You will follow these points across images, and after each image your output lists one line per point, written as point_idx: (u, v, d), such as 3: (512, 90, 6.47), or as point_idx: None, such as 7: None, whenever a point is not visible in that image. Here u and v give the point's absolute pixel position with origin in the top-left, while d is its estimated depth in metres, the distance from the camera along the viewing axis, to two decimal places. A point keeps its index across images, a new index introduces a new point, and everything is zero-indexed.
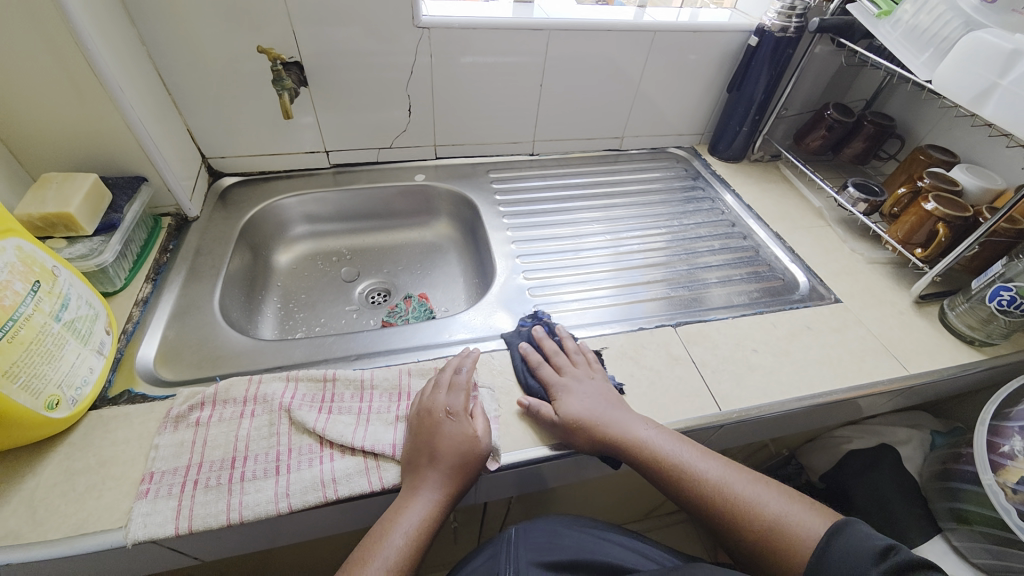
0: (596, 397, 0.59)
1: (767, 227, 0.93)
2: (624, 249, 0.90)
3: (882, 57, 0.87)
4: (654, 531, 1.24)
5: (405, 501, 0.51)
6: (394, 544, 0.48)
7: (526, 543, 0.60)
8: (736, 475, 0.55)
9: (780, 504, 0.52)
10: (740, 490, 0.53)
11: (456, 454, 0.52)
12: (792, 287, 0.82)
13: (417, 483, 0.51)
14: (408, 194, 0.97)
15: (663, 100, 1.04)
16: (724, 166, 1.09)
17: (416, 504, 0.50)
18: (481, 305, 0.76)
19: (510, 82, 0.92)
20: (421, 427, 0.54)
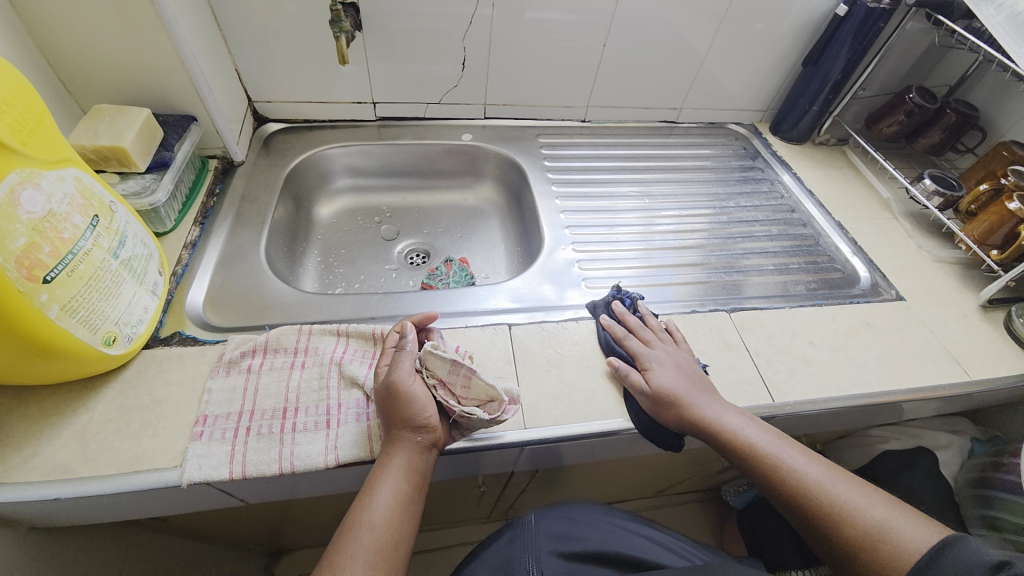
0: (676, 369, 0.58)
1: (828, 215, 0.88)
2: (665, 229, 0.86)
3: (984, 38, 0.79)
4: (666, 510, 1.25)
5: (383, 463, 0.48)
6: (382, 498, 0.46)
7: (547, 529, 0.60)
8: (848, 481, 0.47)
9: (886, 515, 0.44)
10: (839, 493, 0.47)
11: (389, 398, 0.49)
12: (851, 281, 0.79)
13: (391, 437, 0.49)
14: (454, 153, 0.94)
15: (729, 71, 0.97)
16: (786, 147, 1.03)
17: (390, 464, 0.47)
18: (527, 274, 0.74)
19: (571, 40, 0.87)
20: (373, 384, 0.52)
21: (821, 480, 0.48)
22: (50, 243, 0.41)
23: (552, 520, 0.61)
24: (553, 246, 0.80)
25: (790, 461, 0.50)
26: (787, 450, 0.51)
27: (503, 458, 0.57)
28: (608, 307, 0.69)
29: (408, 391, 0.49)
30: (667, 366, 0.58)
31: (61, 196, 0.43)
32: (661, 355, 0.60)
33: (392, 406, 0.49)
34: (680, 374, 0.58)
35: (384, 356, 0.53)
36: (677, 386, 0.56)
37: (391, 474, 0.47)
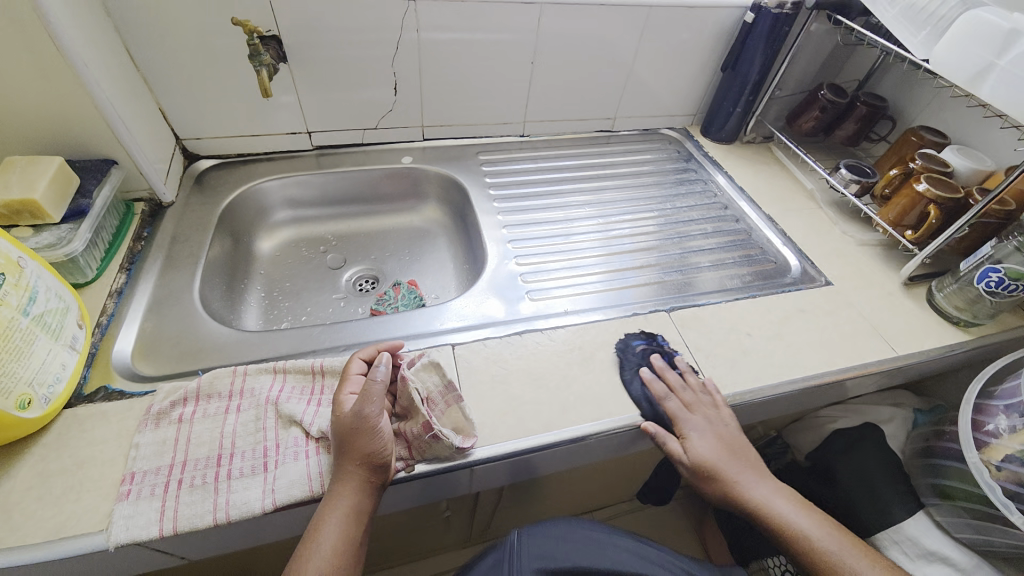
0: (717, 440, 0.59)
1: (760, 210, 0.93)
2: (616, 233, 0.88)
3: (879, 36, 0.85)
4: (643, 511, 1.26)
5: (337, 486, 0.47)
6: (332, 527, 0.46)
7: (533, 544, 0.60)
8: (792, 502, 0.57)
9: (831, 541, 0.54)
10: (817, 539, 0.54)
11: (357, 436, 0.48)
12: (784, 271, 0.82)
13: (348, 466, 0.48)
14: (395, 177, 0.94)
15: (656, 79, 1.01)
16: (716, 148, 1.08)
17: (343, 492, 0.47)
18: (472, 292, 0.74)
19: (499, 59, 0.89)
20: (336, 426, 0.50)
21: (815, 536, 0.54)
22: None
23: (536, 535, 0.61)
24: (502, 260, 0.81)
25: (793, 516, 0.56)
26: (790, 508, 0.56)
27: (455, 482, 0.57)
28: (558, 316, 0.70)
29: (374, 424, 0.48)
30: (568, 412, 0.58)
31: None
32: (704, 419, 0.59)
33: (352, 442, 0.48)
34: (717, 445, 0.58)
35: (352, 386, 0.53)
36: (718, 460, 0.58)
37: (345, 502, 0.46)
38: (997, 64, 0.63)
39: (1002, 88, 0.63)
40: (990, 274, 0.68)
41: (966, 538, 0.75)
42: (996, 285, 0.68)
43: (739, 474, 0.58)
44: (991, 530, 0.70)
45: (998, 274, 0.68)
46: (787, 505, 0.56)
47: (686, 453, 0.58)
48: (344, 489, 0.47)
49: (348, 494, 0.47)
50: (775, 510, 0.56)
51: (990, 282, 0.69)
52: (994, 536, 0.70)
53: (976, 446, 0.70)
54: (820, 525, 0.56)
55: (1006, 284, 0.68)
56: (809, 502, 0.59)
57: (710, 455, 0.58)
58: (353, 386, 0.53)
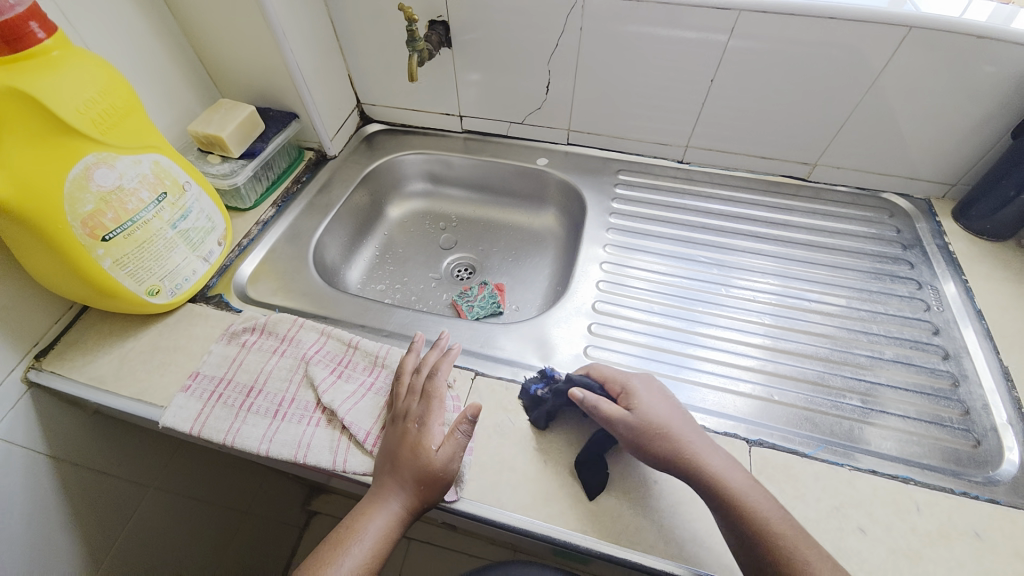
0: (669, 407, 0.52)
1: (994, 355, 0.61)
2: (767, 317, 0.69)
3: None
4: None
5: (367, 511, 0.48)
6: (353, 554, 0.46)
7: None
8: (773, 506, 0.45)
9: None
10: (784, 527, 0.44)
11: (435, 476, 0.47)
12: (989, 462, 0.53)
13: (381, 491, 0.48)
14: (525, 175, 0.91)
15: (894, 129, 0.73)
16: (966, 240, 0.74)
17: (371, 522, 0.47)
18: (534, 322, 0.68)
19: (671, 70, 0.76)
20: (391, 428, 0.51)
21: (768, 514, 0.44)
22: (113, 211, 0.53)
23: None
24: (604, 307, 0.70)
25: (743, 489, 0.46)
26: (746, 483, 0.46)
27: None
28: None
29: (451, 476, 0.48)
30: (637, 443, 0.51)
31: (133, 175, 0.55)
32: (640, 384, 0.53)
33: (422, 475, 0.47)
34: (664, 404, 0.52)
35: (438, 416, 0.51)
36: (665, 421, 0.49)
37: (379, 518, 0.47)
38: None
39: None
40: None
41: None
42: None
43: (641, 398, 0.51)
44: None
45: None
46: (734, 474, 0.47)
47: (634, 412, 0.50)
48: (396, 498, 0.48)
49: (399, 505, 0.48)
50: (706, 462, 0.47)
51: None
52: None
53: None
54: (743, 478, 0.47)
55: None
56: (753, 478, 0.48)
57: (658, 418, 0.49)
58: (435, 415, 0.51)
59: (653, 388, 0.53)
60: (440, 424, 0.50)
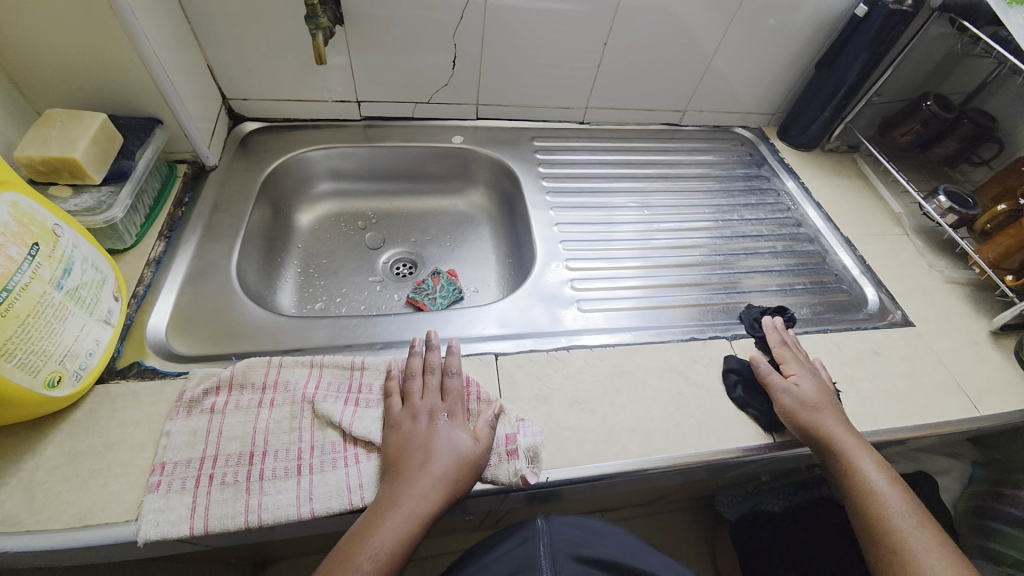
0: (822, 388, 0.58)
1: (837, 231, 0.84)
2: (691, 241, 0.82)
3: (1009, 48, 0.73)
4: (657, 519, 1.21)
5: (397, 493, 0.45)
6: (386, 541, 0.42)
7: (561, 529, 0.56)
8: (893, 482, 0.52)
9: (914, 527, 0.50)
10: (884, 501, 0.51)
11: (469, 464, 0.47)
12: (861, 304, 0.75)
13: (408, 478, 0.46)
14: (445, 156, 0.88)
15: (737, 74, 0.92)
16: (794, 154, 0.98)
17: (404, 504, 0.44)
18: (517, 295, 0.69)
19: (571, 36, 0.81)
20: (415, 420, 0.49)
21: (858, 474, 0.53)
22: None
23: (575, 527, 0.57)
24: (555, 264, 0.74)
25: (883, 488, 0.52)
26: (864, 456, 0.53)
27: (487, 503, 0.53)
28: (594, 334, 0.65)
29: (482, 467, 0.48)
30: (810, 381, 0.59)
31: None
32: (804, 371, 0.60)
33: (462, 461, 0.47)
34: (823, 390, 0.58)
35: (450, 403, 0.51)
36: (821, 402, 0.57)
37: (415, 500, 0.44)
38: None
39: None
40: None
41: None
42: None
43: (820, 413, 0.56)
44: None
45: None
46: (862, 453, 0.54)
47: (796, 388, 0.57)
48: (424, 495, 0.45)
49: (423, 504, 0.44)
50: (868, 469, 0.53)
51: None
52: None
53: None
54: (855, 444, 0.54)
55: None
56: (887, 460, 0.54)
57: (814, 399, 0.57)
58: (451, 402, 0.51)
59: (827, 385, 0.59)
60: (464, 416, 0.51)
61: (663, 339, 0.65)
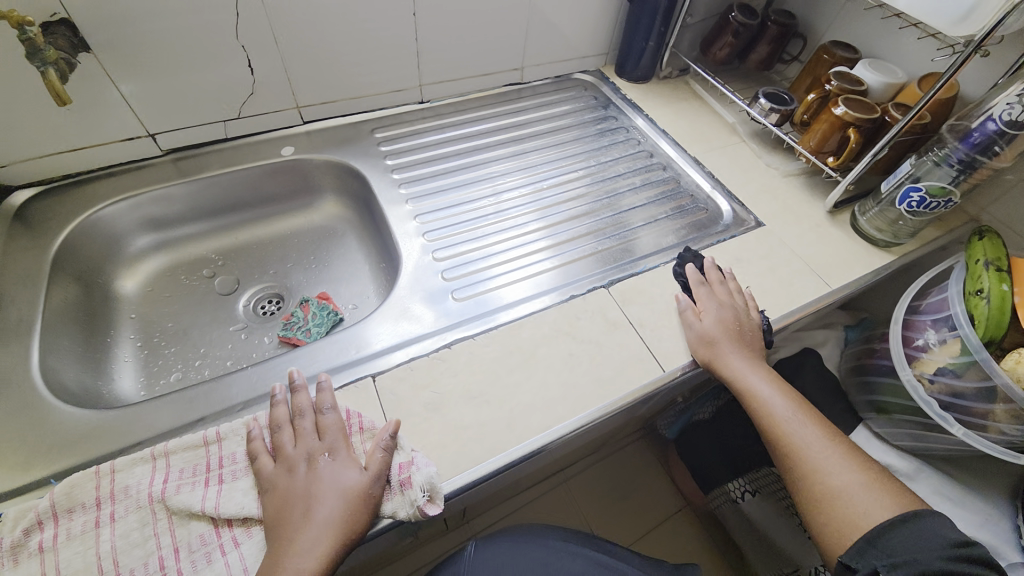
0: (727, 321, 0.61)
1: (685, 153, 0.88)
2: (556, 197, 0.81)
3: None
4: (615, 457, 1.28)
5: (279, 556, 0.40)
6: None
7: (484, 561, 0.60)
8: (801, 415, 0.57)
9: (828, 457, 0.53)
10: (809, 449, 0.54)
11: (357, 501, 0.44)
12: (717, 218, 0.79)
13: (291, 537, 0.41)
14: (279, 173, 0.79)
15: (561, 21, 0.90)
16: (635, 88, 1.00)
17: (290, 565, 0.40)
18: (391, 304, 0.64)
19: (377, 10, 0.73)
20: (290, 472, 0.45)
21: (788, 419, 0.56)
22: None
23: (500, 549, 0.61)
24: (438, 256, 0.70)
25: (769, 398, 0.57)
26: (763, 382, 0.58)
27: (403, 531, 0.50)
28: (494, 314, 0.62)
29: (375, 499, 0.44)
30: (713, 311, 0.62)
31: None
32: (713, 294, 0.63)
33: (351, 503, 0.43)
34: (725, 309, 0.62)
35: (328, 442, 0.47)
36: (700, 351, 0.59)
37: (301, 560, 0.40)
38: None
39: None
40: (912, 194, 0.68)
41: (904, 446, 0.78)
42: (917, 205, 0.69)
43: (740, 372, 0.58)
44: (933, 437, 0.72)
45: (919, 193, 0.68)
46: (763, 390, 0.58)
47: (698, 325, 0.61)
48: (313, 546, 0.41)
49: (311, 561, 0.40)
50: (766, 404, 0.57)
51: (912, 202, 0.69)
52: (937, 442, 0.72)
53: (908, 361, 0.73)
54: (795, 411, 0.57)
55: (926, 202, 0.68)
56: (787, 385, 0.60)
57: (713, 332, 0.60)
58: (328, 443, 0.47)
59: (724, 316, 0.61)
60: (347, 451, 0.47)
61: (543, 305, 0.64)
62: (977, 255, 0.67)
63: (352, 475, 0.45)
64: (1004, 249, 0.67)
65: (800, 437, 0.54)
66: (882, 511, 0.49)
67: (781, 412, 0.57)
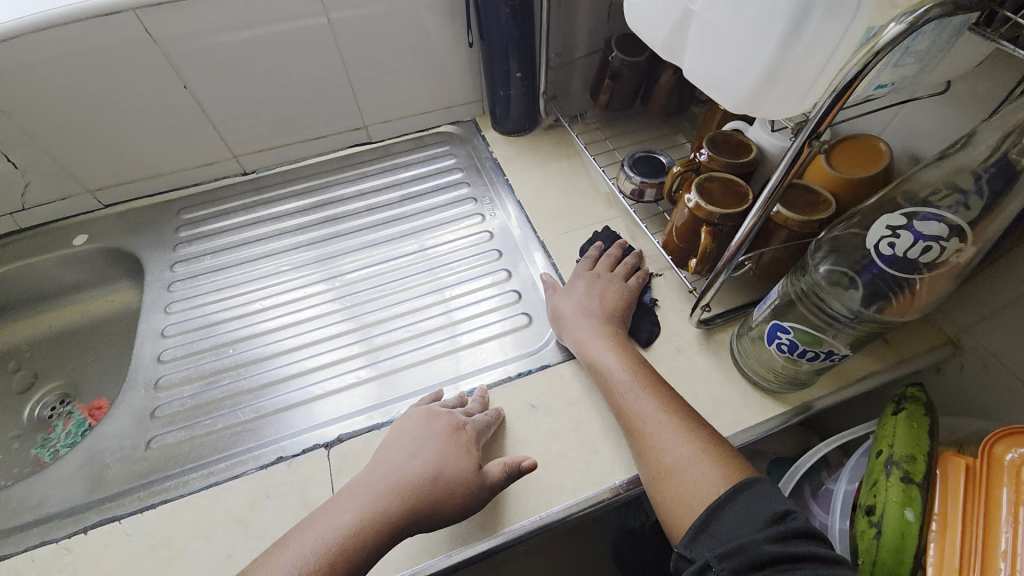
0: (444, 440, 0.46)
1: (534, 235, 0.69)
2: (351, 296, 0.66)
3: None
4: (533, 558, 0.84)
5: (342, 504, 0.42)
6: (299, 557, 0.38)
7: None
8: (643, 381, 0.49)
9: (657, 420, 0.45)
10: (641, 412, 0.46)
11: (425, 481, 0.43)
12: (541, 332, 0.60)
13: (387, 487, 0.42)
14: (74, 264, 0.73)
15: (396, 72, 0.76)
16: (508, 142, 0.81)
17: (330, 518, 0.41)
18: (78, 450, 0.53)
19: (138, 88, 0.65)
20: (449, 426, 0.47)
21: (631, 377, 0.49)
22: None
23: None
24: (184, 377, 0.58)
25: (598, 359, 0.51)
26: (602, 347, 0.52)
27: None
28: (327, 428, 0.53)
29: (437, 487, 0.43)
30: (427, 436, 0.46)
31: None
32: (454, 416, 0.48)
33: (432, 480, 0.43)
34: (443, 433, 0.46)
35: (474, 421, 0.48)
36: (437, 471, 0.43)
37: (336, 518, 0.41)
38: (693, 15, 0.32)
39: (709, 47, 0.32)
40: (779, 335, 0.45)
41: None
42: (789, 350, 0.45)
43: (438, 473, 0.43)
44: None
45: (788, 335, 0.44)
46: (600, 353, 0.52)
47: (447, 472, 0.43)
48: (346, 511, 0.41)
49: (339, 522, 0.40)
50: (602, 369, 0.51)
51: (782, 345, 0.45)
52: None
53: None
54: (638, 373, 0.49)
55: (801, 348, 0.44)
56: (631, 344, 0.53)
57: (436, 466, 0.44)
58: (477, 423, 0.48)
59: (432, 428, 0.47)
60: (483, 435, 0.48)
61: (237, 473, 0.49)
62: (882, 445, 0.42)
63: (473, 455, 0.45)
64: (927, 446, 0.41)
65: (637, 405, 0.47)
66: (703, 491, 0.40)
67: (614, 374, 0.50)
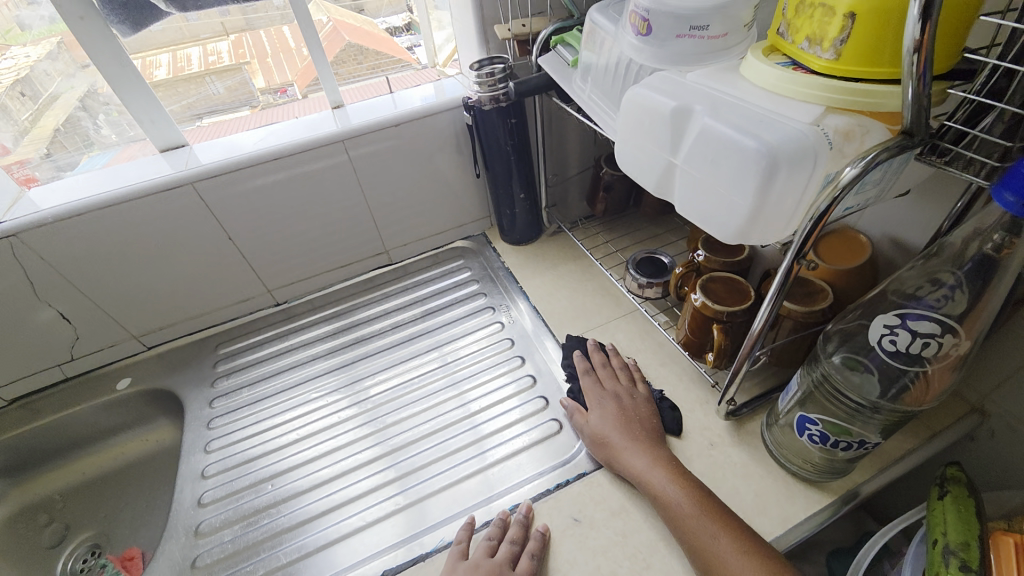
0: None
1: (554, 338, 0.72)
2: (381, 418, 0.68)
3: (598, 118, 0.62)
4: None
5: None
6: None
7: None
8: (685, 484, 0.48)
9: (704, 526, 0.44)
10: (688, 513, 0.46)
11: None
12: (573, 436, 0.61)
13: None
14: (116, 407, 0.77)
15: (411, 203, 0.85)
16: (516, 251, 0.87)
17: None
18: None
19: (186, 247, 0.73)
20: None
21: (670, 489, 0.48)
22: None
23: None
24: (222, 521, 0.59)
25: (640, 472, 0.50)
26: (642, 460, 0.51)
27: None
28: (362, 568, 0.52)
29: None
30: None
31: None
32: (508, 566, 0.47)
33: None
34: None
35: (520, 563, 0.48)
36: None
37: None
38: (676, 165, 0.39)
39: (693, 190, 0.39)
40: (807, 426, 0.46)
41: None
42: (821, 440, 0.46)
43: None
44: None
45: (817, 426, 0.45)
46: (637, 463, 0.51)
47: None
48: None
49: None
50: (644, 479, 0.50)
51: (813, 436, 0.46)
52: None
53: None
54: (676, 478, 0.49)
55: (833, 439, 0.45)
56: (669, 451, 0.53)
57: None
58: (522, 563, 0.48)
59: None
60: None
61: None
62: (936, 534, 0.40)
63: None
64: (978, 527, 0.39)
65: (684, 512, 0.46)
66: None
67: (659, 488, 0.49)
